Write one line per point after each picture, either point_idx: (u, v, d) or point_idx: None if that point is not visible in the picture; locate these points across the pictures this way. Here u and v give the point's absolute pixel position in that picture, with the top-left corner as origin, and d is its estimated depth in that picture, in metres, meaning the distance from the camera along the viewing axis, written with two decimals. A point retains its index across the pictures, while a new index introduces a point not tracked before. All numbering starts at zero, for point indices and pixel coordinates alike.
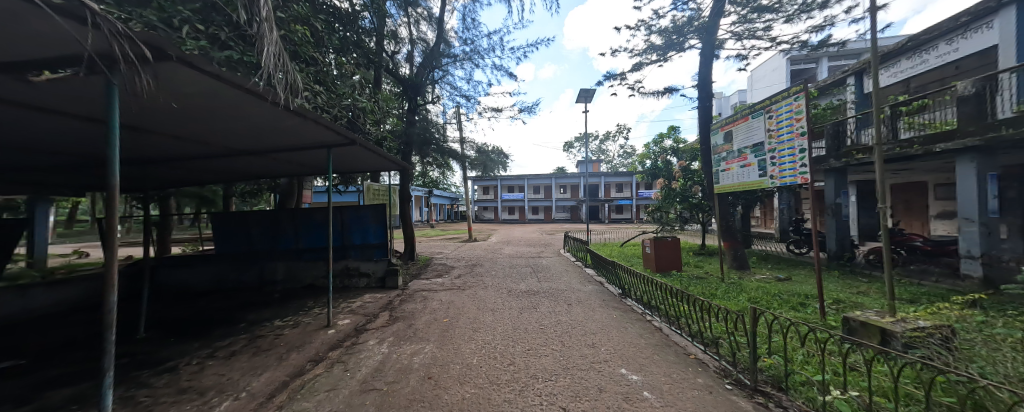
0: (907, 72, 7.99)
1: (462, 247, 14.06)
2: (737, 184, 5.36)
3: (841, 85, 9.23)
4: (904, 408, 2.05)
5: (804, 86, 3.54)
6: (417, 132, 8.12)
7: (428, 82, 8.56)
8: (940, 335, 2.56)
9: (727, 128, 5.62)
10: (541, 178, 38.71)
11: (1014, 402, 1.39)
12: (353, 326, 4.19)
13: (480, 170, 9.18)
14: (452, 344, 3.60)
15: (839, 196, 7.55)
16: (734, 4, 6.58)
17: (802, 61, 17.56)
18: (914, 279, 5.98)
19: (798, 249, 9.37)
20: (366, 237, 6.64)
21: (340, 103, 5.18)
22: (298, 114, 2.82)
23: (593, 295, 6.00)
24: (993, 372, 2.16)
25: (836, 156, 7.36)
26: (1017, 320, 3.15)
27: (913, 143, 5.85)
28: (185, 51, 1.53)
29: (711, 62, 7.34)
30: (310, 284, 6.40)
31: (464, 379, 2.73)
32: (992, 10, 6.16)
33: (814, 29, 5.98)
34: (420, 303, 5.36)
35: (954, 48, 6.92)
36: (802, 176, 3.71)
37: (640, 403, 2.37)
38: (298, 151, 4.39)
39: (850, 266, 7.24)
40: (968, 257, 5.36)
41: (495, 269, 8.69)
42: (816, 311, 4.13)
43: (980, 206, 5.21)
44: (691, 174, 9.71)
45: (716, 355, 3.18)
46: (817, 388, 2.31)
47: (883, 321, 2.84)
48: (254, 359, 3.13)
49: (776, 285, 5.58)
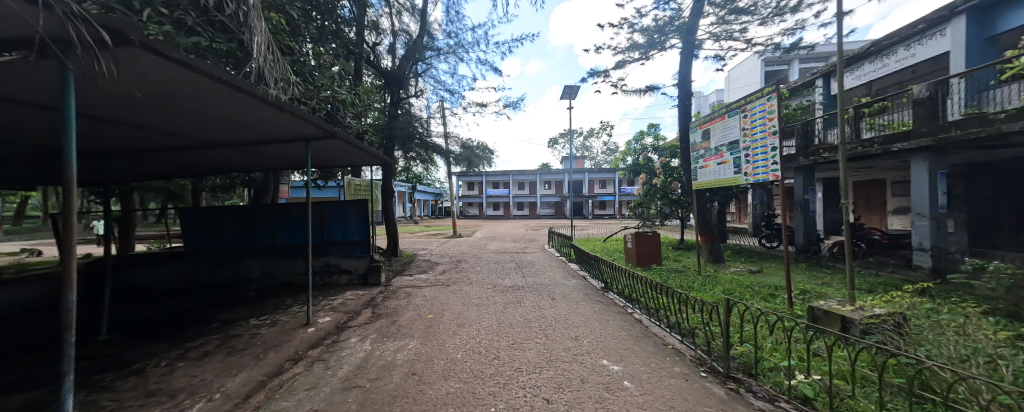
0: (869, 76, 8.44)
1: (446, 243, 13.96)
2: (714, 181, 5.54)
3: (810, 86, 9.65)
4: (860, 389, 2.25)
5: (777, 87, 3.70)
6: (400, 126, 7.95)
7: (410, 75, 8.42)
8: (892, 321, 2.76)
9: (705, 127, 5.80)
10: (525, 174, 38.78)
11: (958, 380, 1.56)
12: (334, 324, 4.11)
13: (464, 166, 9.06)
14: (437, 340, 3.60)
15: (807, 192, 7.95)
16: (713, 5, 6.74)
17: (775, 63, 18.39)
18: (872, 270, 6.42)
19: (769, 243, 9.82)
20: (347, 233, 6.48)
21: (318, 95, 5.02)
22: (274, 106, 2.70)
23: (576, 289, 6.12)
24: (938, 354, 2.37)
25: (805, 154, 7.70)
26: (961, 306, 3.43)
27: (873, 143, 6.20)
28: (150, 36, 1.43)
29: (691, 61, 7.52)
30: (287, 282, 6.21)
31: (448, 374, 2.73)
32: (945, 18, 6.62)
33: (787, 32, 6.21)
34: (404, 299, 5.30)
35: (912, 53, 7.36)
36: (774, 174, 3.90)
37: (620, 392, 2.46)
38: (273, 144, 4.22)
39: (817, 258, 7.65)
40: (920, 249, 5.74)
41: (480, 264, 8.68)
42: (784, 301, 4.37)
43: (932, 201, 5.61)
44: (671, 170, 9.99)
45: (693, 345, 3.32)
46: (783, 373, 2.49)
47: (844, 309, 3.03)
48: (229, 359, 3.02)
49: (749, 278, 5.86)
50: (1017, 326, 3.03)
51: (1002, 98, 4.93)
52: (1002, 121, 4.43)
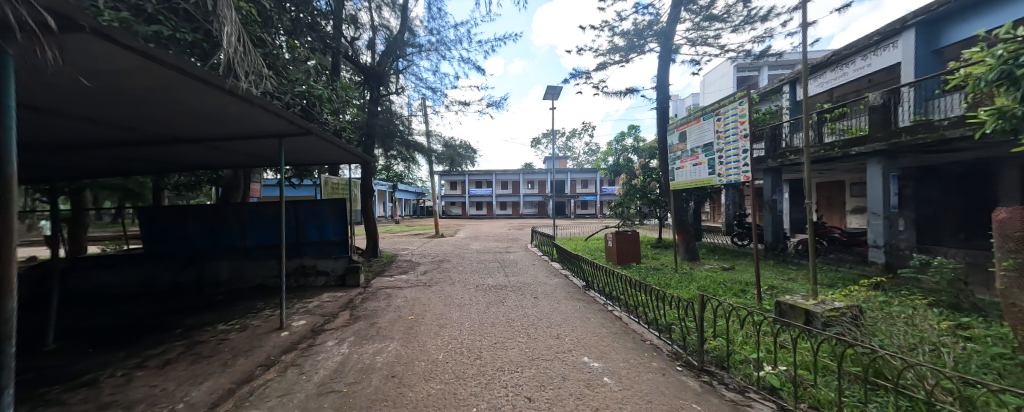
0: (831, 83, 8.97)
1: (429, 243, 13.78)
2: (690, 181, 5.74)
3: (778, 92, 10.15)
4: (821, 379, 2.40)
5: (747, 92, 3.88)
6: (379, 123, 7.76)
7: (391, 72, 8.24)
8: (850, 314, 2.95)
9: (682, 129, 5.99)
10: (508, 174, 38.83)
11: (908, 368, 1.70)
12: (309, 327, 3.97)
13: (447, 165, 8.94)
14: (418, 341, 3.54)
15: (775, 193, 8.38)
16: (689, 11, 6.97)
17: (747, 69, 19.28)
18: (833, 266, 6.84)
19: (741, 241, 10.28)
20: (324, 233, 6.29)
21: (292, 89, 4.83)
22: (244, 100, 2.58)
23: (559, 288, 6.19)
24: (889, 344, 2.55)
25: (773, 156, 8.10)
26: (910, 298, 3.71)
27: (834, 146, 6.61)
28: (102, 22, 1.33)
29: (668, 65, 7.74)
30: (259, 285, 5.94)
31: (429, 376, 2.70)
32: (897, 31, 7.13)
33: (757, 40, 6.51)
34: (384, 301, 5.19)
35: (869, 63, 7.87)
36: (745, 175, 4.08)
37: (600, 388, 2.51)
38: (243, 140, 4.03)
39: (783, 255, 8.08)
40: (875, 246, 6.15)
41: (462, 264, 8.62)
42: (754, 296, 4.59)
43: (886, 202, 6.04)
44: (650, 171, 10.25)
45: (669, 340, 3.44)
46: (753, 365, 2.62)
47: (808, 303, 3.21)
48: (195, 366, 2.86)
49: (722, 274, 6.13)
50: (956, 316, 3.32)
51: (946, 106, 5.39)
52: (946, 127, 4.82)
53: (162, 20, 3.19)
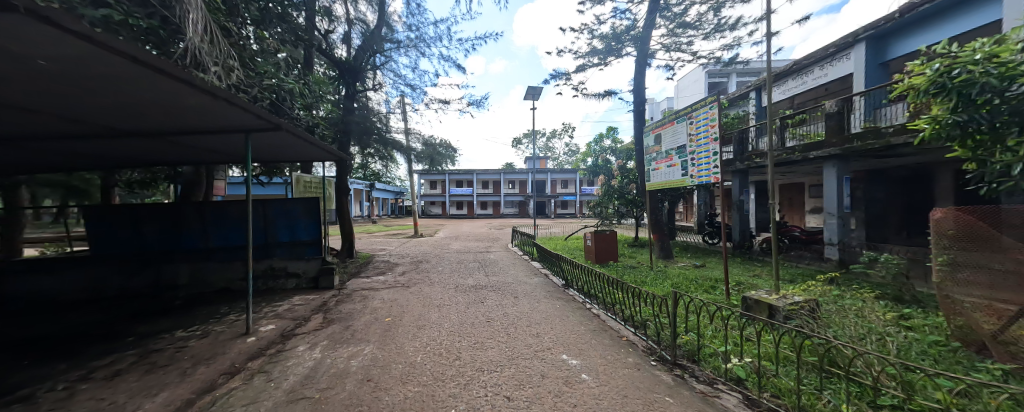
0: (792, 91, 9.54)
1: (408, 243, 13.52)
2: (664, 182, 5.95)
3: (745, 98, 10.70)
4: (781, 369, 2.55)
5: (717, 98, 4.06)
6: (355, 120, 7.53)
7: (367, 67, 8.01)
8: (808, 307, 3.16)
9: (657, 131, 6.19)
10: (489, 174, 38.72)
11: (858, 356, 1.83)
12: (278, 332, 3.79)
13: (426, 164, 8.79)
14: (395, 344, 3.46)
15: (743, 194, 8.82)
16: (664, 18, 7.20)
17: (716, 75, 20.23)
18: (794, 262, 7.29)
19: (711, 240, 10.78)
20: (295, 233, 6.05)
21: (260, 83, 4.60)
22: (207, 92, 2.42)
23: (538, 287, 6.25)
24: (842, 334, 2.75)
25: (741, 159, 8.53)
26: (860, 291, 4.02)
27: (794, 150, 7.05)
28: (38, 2, 1.20)
29: (644, 69, 7.97)
30: (224, 288, 5.61)
31: (406, 378, 2.65)
32: (850, 44, 7.69)
33: (726, 48, 6.82)
34: (360, 303, 5.04)
35: (825, 73, 8.45)
36: (715, 176, 4.28)
37: (578, 385, 2.55)
38: (207, 135, 3.79)
39: (750, 253, 8.53)
40: (830, 244, 6.60)
41: (442, 264, 8.53)
42: (723, 292, 4.83)
43: (840, 202, 6.49)
44: (627, 172, 10.44)
45: (645, 336, 3.54)
46: (721, 358, 2.75)
47: (771, 298, 3.40)
48: (149, 377, 2.67)
49: (694, 271, 6.41)
50: (899, 307, 3.63)
51: (891, 115, 5.82)
52: (891, 134, 5.24)
53: (111, 4, 2.96)
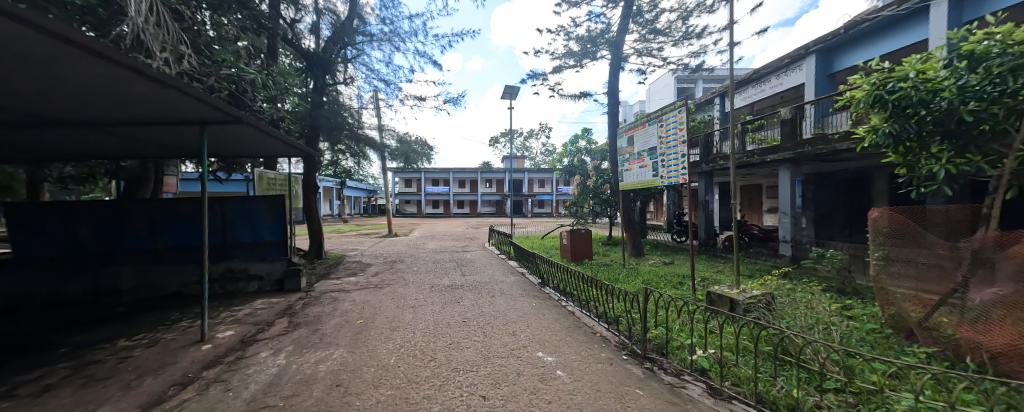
0: (752, 98, 10.16)
1: (381, 243, 13.14)
2: (636, 183, 6.15)
3: (710, 103, 11.29)
4: (740, 358, 2.73)
5: (685, 102, 4.26)
6: (325, 115, 7.21)
7: (338, 60, 7.67)
8: (765, 300, 3.39)
9: (630, 133, 6.39)
10: (466, 172, 38.39)
11: (810, 343, 1.98)
12: (238, 338, 3.56)
13: (401, 162, 8.54)
14: (366, 347, 3.35)
15: (707, 194, 9.31)
16: (636, 23, 7.44)
17: (685, 80, 21.22)
18: (753, 259, 7.79)
19: (679, 238, 11.28)
20: (257, 233, 5.71)
21: (218, 72, 4.29)
22: (155, 80, 2.23)
23: (515, 285, 6.28)
24: (794, 325, 2.97)
25: (706, 161, 8.99)
26: (809, 284, 4.36)
27: (754, 154, 7.52)
28: None
29: (618, 73, 8.20)
30: (176, 293, 5.15)
31: (379, 382, 2.57)
32: (802, 56, 8.31)
33: (694, 55, 7.17)
34: (329, 305, 4.84)
35: (781, 82, 9.07)
36: (683, 177, 4.49)
37: (553, 381, 2.59)
38: (155, 126, 3.48)
39: (714, 250, 9.02)
40: (784, 241, 7.11)
41: (417, 264, 8.36)
42: (689, 287, 5.08)
43: (793, 203, 7.00)
44: (601, 173, 10.74)
45: (617, 331, 3.66)
46: (687, 350, 2.89)
47: (732, 292, 3.61)
48: (86, 391, 2.42)
49: (663, 268, 6.69)
50: (842, 298, 3.97)
51: (837, 122, 6.27)
52: (837, 141, 5.72)
53: None
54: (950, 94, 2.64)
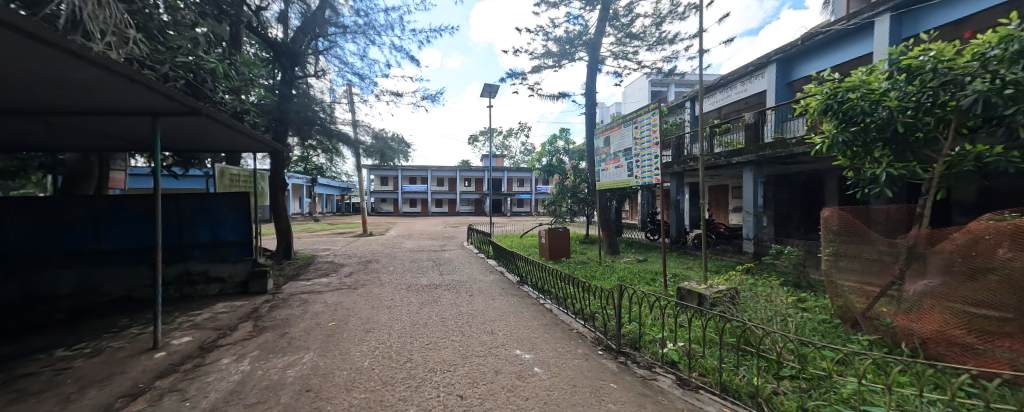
0: (719, 102, 10.68)
1: (356, 243, 12.73)
2: (612, 182, 6.30)
3: (681, 107, 11.76)
4: (706, 350, 2.87)
5: (658, 105, 4.42)
6: (294, 108, 6.87)
7: (308, 51, 7.32)
8: (729, 294, 3.59)
9: (606, 134, 6.54)
10: (445, 170, 37.88)
11: (769, 333, 2.12)
12: (195, 344, 3.34)
13: (377, 158, 8.27)
14: (338, 350, 3.23)
15: (679, 194, 9.71)
16: (613, 27, 7.61)
17: (658, 84, 21.99)
18: (720, 255, 8.21)
19: (652, 236, 11.69)
20: (219, 232, 5.38)
21: (172, 59, 3.97)
22: (100, 67, 2.04)
23: (494, 284, 6.28)
24: (755, 317, 3.18)
25: (677, 162, 9.36)
26: (770, 279, 4.66)
27: (720, 156, 7.91)
28: None
29: (595, 74, 8.36)
30: (123, 298, 4.85)
31: (352, 385, 2.49)
32: (764, 64, 8.83)
33: (666, 60, 7.44)
34: (298, 308, 4.63)
35: (745, 88, 9.59)
36: (656, 177, 4.66)
37: (530, 378, 2.62)
38: (99, 116, 3.19)
39: (684, 248, 9.42)
40: (747, 239, 7.54)
41: (393, 264, 8.17)
42: (661, 284, 5.29)
43: (755, 202, 7.44)
44: (579, 172, 10.94)
45: (593, 327, 3.75)
46: (658, 344, 3.01)
47: (700, 287, 3.79)
48: (16, 407, 2.18)
49: (637, 266, 6.91)
50: (798, 292, 4.27)
51: (795, 128, 6.76)
52: (794, 145, 6.13)
53: None
54: (891, 105, 2.89)
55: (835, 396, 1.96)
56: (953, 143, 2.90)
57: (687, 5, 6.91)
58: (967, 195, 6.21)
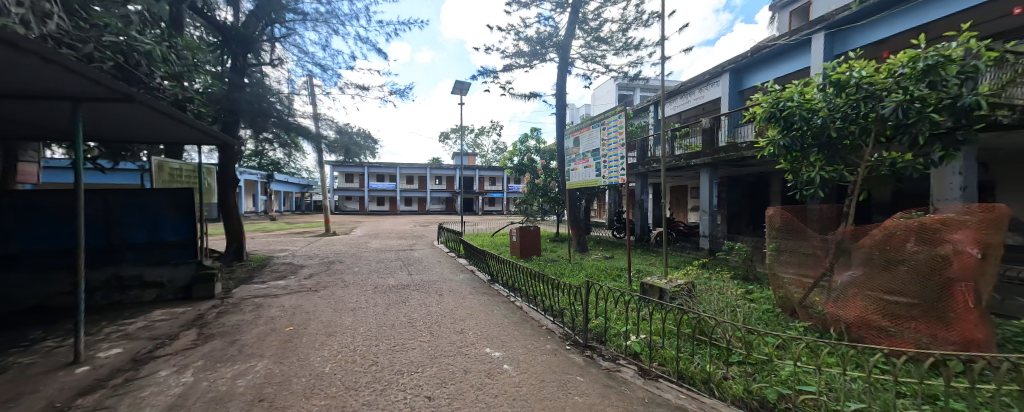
0: (680, 107, 11.30)
1: (318, 243, 12.09)
2: (581, 182, 6.47)
3: (645, 110, 12.33)
4: (666, 340, 3.04)
5: (624, 108, 4.62)
6: (247, 98, 6.37)
7: (262, 38, 6.80)
8: (686, 288, 3.82)
9: (576, 134, 6.70)
10: (415, 168, 36.98)
11: (720, 322, 2.29)
12: (127, 356, 3.01)
13: (340, 154, 7.89)
14: (296, 355, 3.06)
15: (643, 194, 10.18)
16: (582, 30, 7.80)
17: (625, 88, 22.92)
18: (679, 252, 8.72)
19: (619, 234, 12.16)
20: (158, 233, 4.88)
21: (96, 37, 3.52)
22: (3, 42, 1.77)
23: (464, 283, 6.23)
24: (709, 308, 3.42)
25: (642, 164, 9.81)
26: (722, 273, 5.02)
27: (681, 158, 8.40)
28: None
29: (565, 76, 8.53)
30: (36, 307, 4.21)
31: (311, 392, 2.37)
32: (718, 73, 9.46)
33: (632, 65, 7.76)
34: (251, 313, 4.32)
35: (702, 95, 10.22)
36: (621, 177, 4.86)
37: (500, 375, 2.63)
38: (5, 99, 2.77)
39: (648, 244, 9.90)
40: (703, 236, 8.06)
41: (359, 264, 7.85)
42: (625, 279, 5.54)
43: (710, 202, 7.97)
44: (550, 172, 11.15)
45: (561, 323, 3.84)
46: (623, 337, 3.14)
47: (661, 282, 4.01)
48: None
49: (605, 262, 7.17)
50: (746, 284, 4.64)
51: (745, 133, 7.30)
52: (743, 149, 6.65)
53: None
54: (823, 114, 3.21)
55: (776, 378, 2.16)
56: (873, 151, 3.26)
57: (651, 14, 7.25)
58: (885, 196, 7.06)
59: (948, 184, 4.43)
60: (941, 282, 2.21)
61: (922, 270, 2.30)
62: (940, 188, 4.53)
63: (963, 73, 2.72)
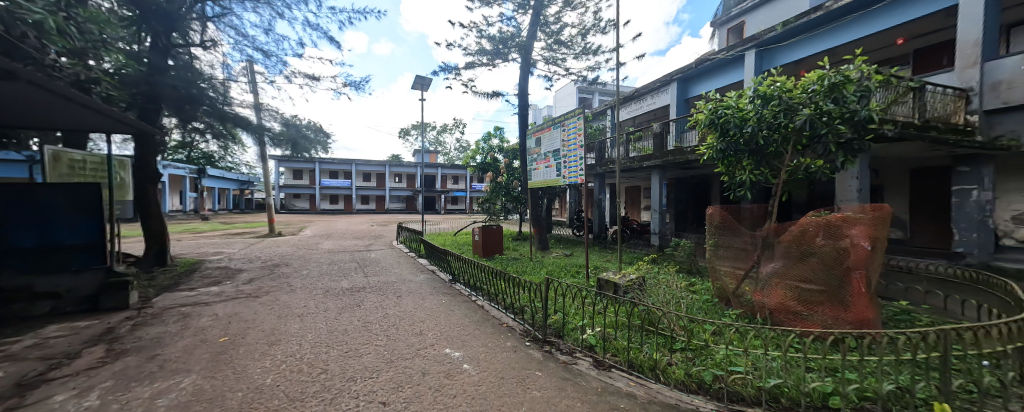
0: (634, 112, 11.94)
1: (261, 244, 11.07)
2: (542, 181, 6.60)
3: (603, 114, 12.88)
4: (618, 332, 3.21)
5: (582, 111, 4.79)
6: (173, 83, 5.66)
7: (191, 16, 6.07)
8: (637, 282, 4.05)
9: (537, 135, 6.82)
10: (374, 165, 35.29)
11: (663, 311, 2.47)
12: (8, 382, 2.52)
13: (286, 148, 7.28)
14: (232, 368, 2.78)
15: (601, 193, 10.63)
16: (543, 32, 7.95)
17: (584, 91, 23.79)
18: (633, 248, 9.24)
19: (579, 232, 12.58)
20: (54, 233, 4.28)
21: None
22: None
23: (424, 284, 6.06)
24: (656, 300, 3.66)
25: (599, 165, 10.25)
26: (670, 267, 5.40)
27: (635, 160, 8.91)
28: None
29: (528, 76, 8.64)
30: None
31: (249, 407, 2.17)
32: (668, 81, 10.13)
33: (590, 69, 8.06)
34: (177, 324, 3.85)
35: (654, 101, 10.89)
36: (580, 177, 5.05)
37: (459, 375, 2.60)
38: None
39: (605, 242, 10.37)
40: (654, 233, 8.62)
41: (309, 267, 7.31)
42: (583, 275, 5.76)
43: (660, 201, 8.52)
44: (512, 171, 11.24)
45: (521, 320, 3.89)
46: (579, 331, 3.26)
47: (615, 277, 4.20)
48: None
49: (564, 259, 7.38)
50: (690, 277, 5.04)
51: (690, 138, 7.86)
52: (688, 153, 7.22)
53: None
54: (752, 123, 3.58)
55: (710, 361, 2.38)
56: (792, 158, 3.70)
57: (608, 21, 7.58)
58: (804, 197, 8.05)
59: (849, 187, 5.16)
60: (842, 272, 2.60)
61: (828, 261, 2.67)
62: (843, 190, 5.25)
63: (859, 91, 3.18)
